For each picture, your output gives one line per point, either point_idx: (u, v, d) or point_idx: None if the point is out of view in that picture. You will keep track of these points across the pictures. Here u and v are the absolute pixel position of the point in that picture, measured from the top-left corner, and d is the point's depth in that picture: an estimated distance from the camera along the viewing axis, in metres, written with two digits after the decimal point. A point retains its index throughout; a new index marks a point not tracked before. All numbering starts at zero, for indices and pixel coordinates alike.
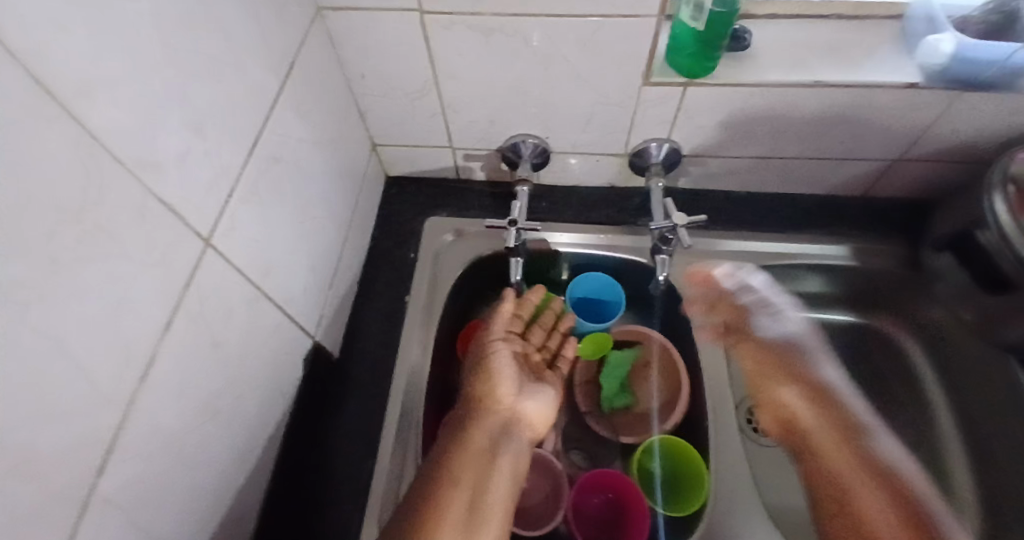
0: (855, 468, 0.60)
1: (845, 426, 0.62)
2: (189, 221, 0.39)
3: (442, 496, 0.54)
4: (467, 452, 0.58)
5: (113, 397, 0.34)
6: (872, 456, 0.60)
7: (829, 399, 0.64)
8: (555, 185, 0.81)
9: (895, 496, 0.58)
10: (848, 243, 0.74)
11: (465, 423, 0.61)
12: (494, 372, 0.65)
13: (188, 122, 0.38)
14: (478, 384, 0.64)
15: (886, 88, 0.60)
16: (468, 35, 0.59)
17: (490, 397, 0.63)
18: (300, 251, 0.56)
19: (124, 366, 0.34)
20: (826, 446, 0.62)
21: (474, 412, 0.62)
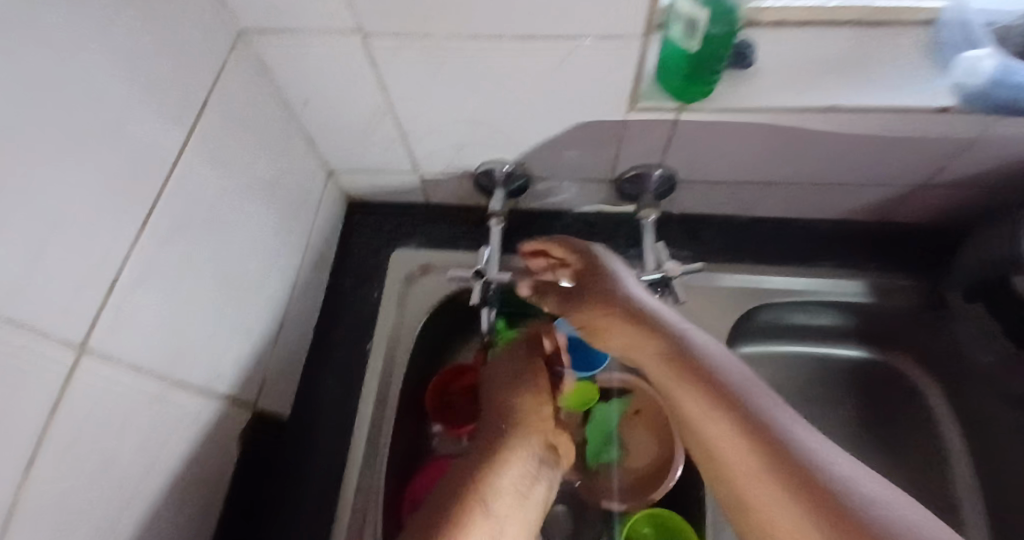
0: (682, 389, 0.47)
1: (671, 338, 0.49)
2: (59, 337, 0.31)
3: (478, 507, 0.48)
4: (514, 458, 0.53)
5: None
6: (728, 384, 0.46)
7: (674, 361, 0.48)
8: (535, 211, 0.73)
9: (739, 425, 0.43)
10: (863, 277, 0.66)
11: (496, 453, 0.53)
12: (524, 406, 0.57)
13: (43, 216, 0.30)
14: (513, 417, 0.57)
15: (912, 111, 0.51)
16: (422, 59, 0.50)
17: (527, 412, 0.57)
18: (228, 317, 0.48)
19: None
20: (677, 396, 0.47)
21: (506, 428, 0.55)
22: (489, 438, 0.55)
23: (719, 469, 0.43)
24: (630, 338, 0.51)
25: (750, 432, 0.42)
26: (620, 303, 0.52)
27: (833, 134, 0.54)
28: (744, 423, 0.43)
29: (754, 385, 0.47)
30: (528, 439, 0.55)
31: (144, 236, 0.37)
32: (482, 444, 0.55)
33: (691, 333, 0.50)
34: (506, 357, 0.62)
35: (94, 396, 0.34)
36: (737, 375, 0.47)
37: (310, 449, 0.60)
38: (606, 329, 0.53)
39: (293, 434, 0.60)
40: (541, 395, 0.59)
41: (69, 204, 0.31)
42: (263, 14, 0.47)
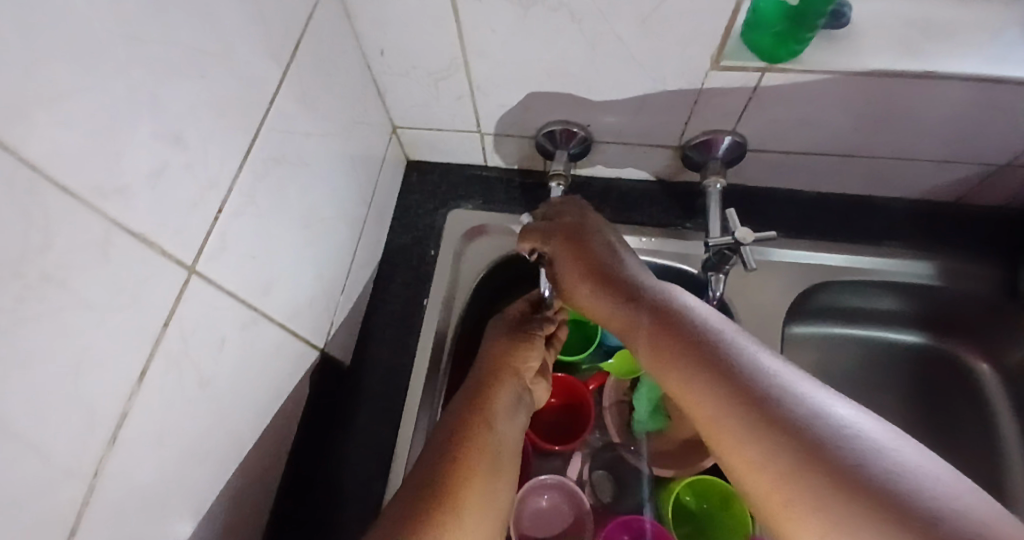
0: (668, 361, 0.41)
1: (662, 308, 0.44)
2: (166, 249, 0.32)
3: (473, 446, 0.49)
4: (499, 402, 0.55)
5: (76, 470, 0.28)
6: (716, 346, 0.39)
7: (659, 314, 0.44)
8: (594, 177, 0.73)
9: (720, 382, 0.37)
10: (932, 261, 0.65)
11: (488, 394, 0.55)
12: (508, 357, 0.58)
13: (163, 131, 0.31)
14: (497, 364, 0.58)
15: (1010, 83, 0.50)
16: (503, 8, 0.50)
17: (512, 366, 0.58)
18: (305, 257, 0.49)
19: (86, 432, 0.28)
20: (659, 363, 0.42)
21: (497, 377, 0.57)
22: (479, 381, 0.56)
23: (766, 438, 0.33)
24: (620, 311, 0.48)
25: (736, 391, 0.36)
26: (593, 264, 0.52)
27: (917, 105, 0.54)
28: (732, 387, 0.36)
29: (752, 349, 0.39)
30: (509, 387, 0.56)
31: (242, 166, 0.38)
32: (472, 387, 0.56)
33: (686, 301, 0.45)
34: (507, 324, 0.63)
35: (198, 316, 0.35)
36: (711, 325, 0.41)
37: (368, 397, 0.61)
38: (595, 290, 0.51)
39: (352, 382, 0.62)
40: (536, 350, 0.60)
41: (184, 123, 0.32)
42: None
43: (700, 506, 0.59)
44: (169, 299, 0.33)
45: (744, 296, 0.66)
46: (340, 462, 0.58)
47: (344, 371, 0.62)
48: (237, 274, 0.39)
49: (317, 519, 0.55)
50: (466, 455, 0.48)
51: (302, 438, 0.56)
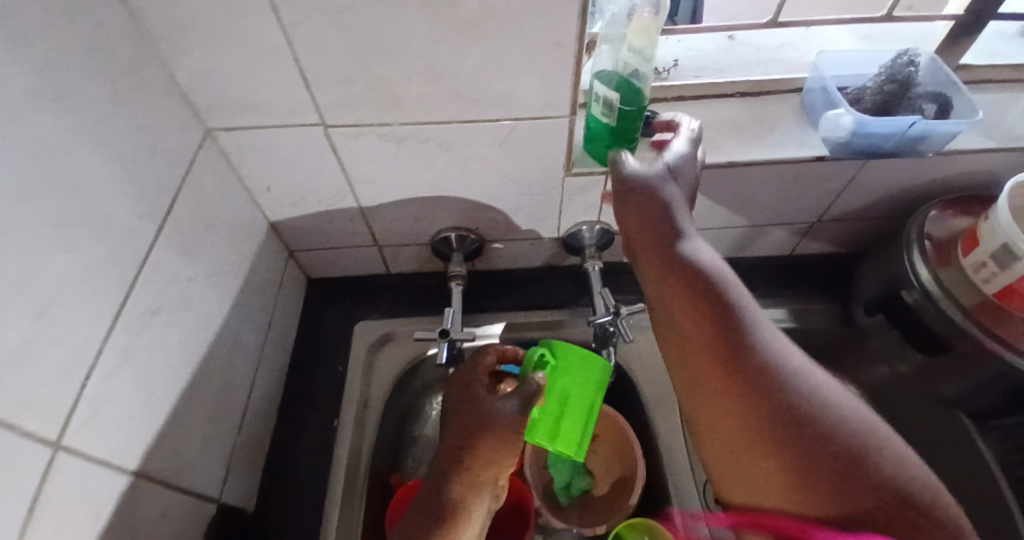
0: (697, 320, 0.43)
1: (684, 280, 0.45)
2: (31, 429, 0.32)
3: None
4: (471, 499, 0.52)
5: None
6: (789, 390, 0.38)
7: (721, 313, 0.42)
8: (489, 271, 0.78)
9: (731, 385, 0.40)
10: (782, 307, 0.74)
11: (459, 495, 0.52)
12: (479, 456, 0.53)
13: (30, 313, 0.32)
14: (468, 460, 0.53)
15: (799, 162, 0.61)
16: (377, 144, 0.56)
17: (481, 462, 0.54)
18: (196, 400, 0.49)
19: None
20: (734, 412, 0.39)
21: (470, 475, 0.53)
22: (448, 479, 0.53)
23: (798, 485, 0.36)
24: (683, 283, 0.45)
25: (807, 449, 0.36)
26: (647, 223, 0.49)
27: (736, 185, 0.64)
28: (802, 432, 0.37)
29: (865, 430, 0.37)
30: (485, 466, 0.54)
31: (114, 323, 0.39)
32: (438, 483, 0.53)
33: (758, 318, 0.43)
34: (468, 382, 0.57)
35: (68, 491, 0.35)
36: (772, 343, 0.41)
37: (281, 537, 0.60)
38: (641, 231, 0.49)
39: (268, 521, 0.61)
40: (504, 424, 0.54)
41: (53, 302, 0.34)
42: (231, 116, 0.51)
43: None
44: (34, 480, 0.32)
45: (637, 365, 0.71)
46: None
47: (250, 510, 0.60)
48: (111, 438, 0.39)
49: None
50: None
51: None
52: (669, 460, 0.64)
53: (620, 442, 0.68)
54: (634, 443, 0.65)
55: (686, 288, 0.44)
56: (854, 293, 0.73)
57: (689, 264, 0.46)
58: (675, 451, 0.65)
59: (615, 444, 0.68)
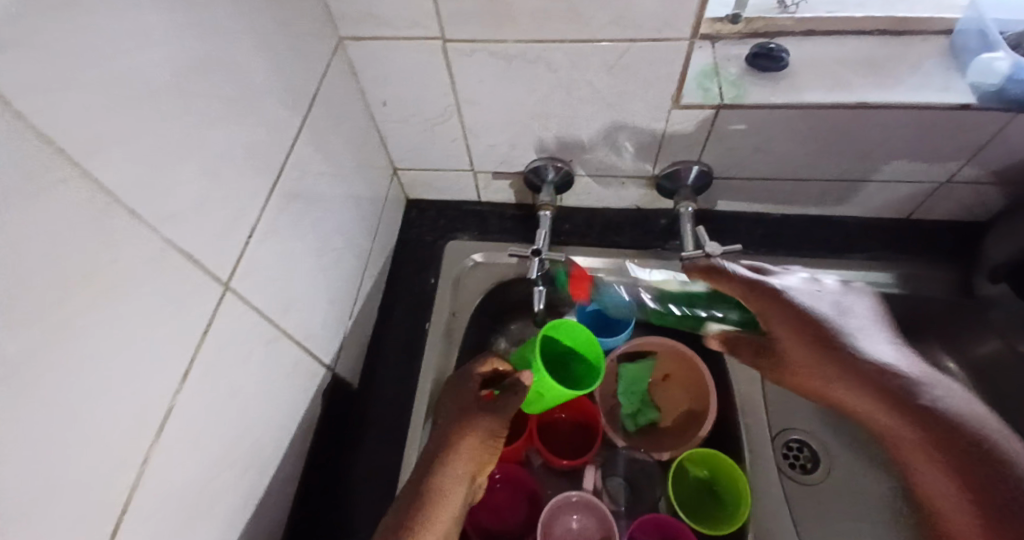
0: (863, 398, 0.44)
1: (831, 360, 0.45)
2: (207, 268, 0.37)
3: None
4: (443, 496, 0.53)
5: (131, 455, 0.31)
6: (920, 398, 0.43)
7: (881, 387, 0.44)
8: (578, 208, 0.79)
9: (922, 442, 0.43)
10: (889, 270, 0.70)
11: (436, 490, 0.53)
12: (459, 459, 0.55)
13: (206, 169, 0.37)
14: (446, 460, 0.55)
15: (936, 109, 0.56)
16: (489, 62, 0.57)
17: (459, 468, 0.55)
18: (318, 283, 0.55)
19: (140, 423, 0.32)
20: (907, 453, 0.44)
21: (447, 474, 0.54)
22: (425, 480, 0.54)
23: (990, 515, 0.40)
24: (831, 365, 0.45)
25: (954, 452, 0.42)
26: (790, 322, 0.46)
27: (859, 130, 0.60)
28: (942, 438, 0.42)
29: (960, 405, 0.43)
30: (468, 458, 0.56)
31: (265, 198, 0.44)
32: (416, 482, 0.54)
33: (870, 339, 0.46)
34: (459, 388, 0.61)
35: (230, 329, 0.40)
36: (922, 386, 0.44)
37: (376, 421, 0.65)
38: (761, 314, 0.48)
39: (362, 403, 0.66)
40: (483, 428, 0.57)
41: (223, 163, 0.38)
42: (361, 26, 0.55)
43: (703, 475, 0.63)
44: (208, 310, 0.37)
45: None
46: (351, 480, 0.62)
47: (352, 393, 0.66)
48: (260, 294, 0.44)
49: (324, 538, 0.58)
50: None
51: (314, 457, 0.59)
52: (745, 402, 0.66)
53: (692, 380, 0.68)
54: (708, 383, 0.65)
55: (801, 337, 0.46)
56: (978, 262, 0.68)
57: (803, 310, 0.46)
58: (753, 395, 0.66)
59: (686, 383, 0.69)
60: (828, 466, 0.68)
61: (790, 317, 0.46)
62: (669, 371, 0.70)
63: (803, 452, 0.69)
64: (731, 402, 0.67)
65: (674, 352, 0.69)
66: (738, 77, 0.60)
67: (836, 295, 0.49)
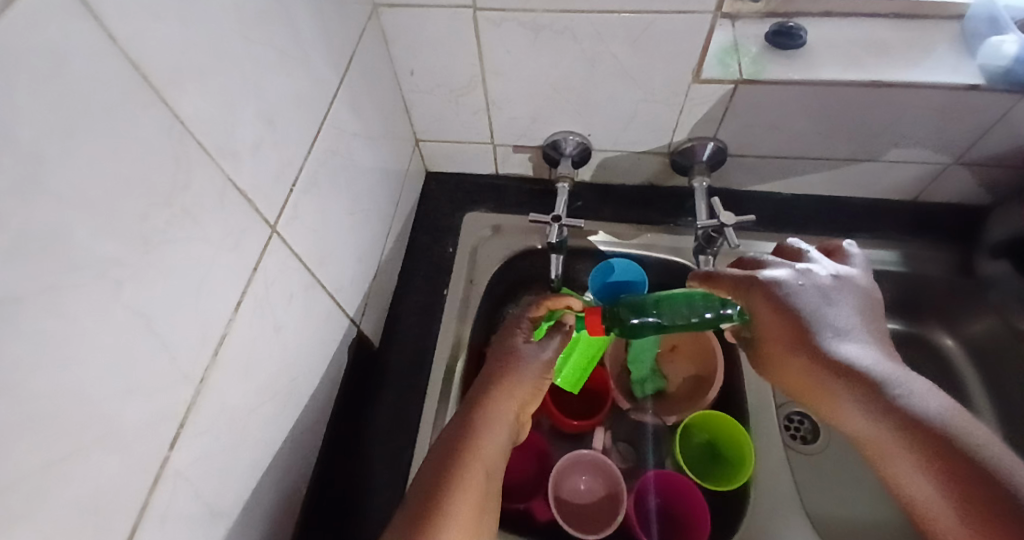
0: (848, 401, 0.46)
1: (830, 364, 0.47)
2: (259, 208, 0.39)
3: (462, 477, 0.48)
4: (488, 431, 0.52)
5: (190, 374, 0.33)
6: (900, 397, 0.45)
7: (870, 392, 0.45)
8: (594, 184, 0.82)
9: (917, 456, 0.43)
10: (894, 249, 0.73)
11: (485, 432, 0.52)
12: (507, 402, 0.55)
13: (262, 113, 0.39)
14: (494, 396, 0.55)
15: (945, 89, 0.58)
16: (518, 32, 0.59)
17: (506, 413, 0.55)
18: (348, 240, 0.57)
19: (200, 343, 0.34)
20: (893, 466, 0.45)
21: (492, 409, 0.54)
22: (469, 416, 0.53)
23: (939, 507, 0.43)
24: (797, 353, 0.49)
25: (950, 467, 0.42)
26: (765, 306, 0.49)
27: (873, 110, 0.62)
28: (925, 436, 0.43)
29: (938, 405, 0.44)
30: (514, 398, 0.56)
31: (309, 150, 0.46)
32: (460, 418, 0.54)
33: (853, 338, 0.48)
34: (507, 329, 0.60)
35: (276, 269, 0.42)
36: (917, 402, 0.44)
37: (396, 377, 0.67)
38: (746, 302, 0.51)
39: (382, 362, 0.68)
40: (534, 372, 0.58)
41: (276, 110, 0.40)
42: None
43: (704, 438, 0.66)
44: (257, 249, 0.39)
45: None
46: (370, 431, 0.63)
47: (374, 353, 0.68)
48: (301, 240, 0.46)
49: (347, 485, 0.60)
50: (467, 478, 0.48)
51: (340, 403, 0.61)
52: (751, 372, 0.68)
53: (700, 349, 0.71)
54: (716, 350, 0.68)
55: (785, 324, 0.49)
56: (980, 242, 0.71)
57: (787, 299, 0.49)
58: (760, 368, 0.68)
59: (693, 351, 0.71)
60: (830, 436, 0.70)
61: (774, 303, 0.49)
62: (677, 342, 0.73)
63: (805, 424, 0.72)
64: (736, 371, 0.69)
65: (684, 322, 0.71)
66: (757, 53, 0.62)
67: (828, 287, 0.51)
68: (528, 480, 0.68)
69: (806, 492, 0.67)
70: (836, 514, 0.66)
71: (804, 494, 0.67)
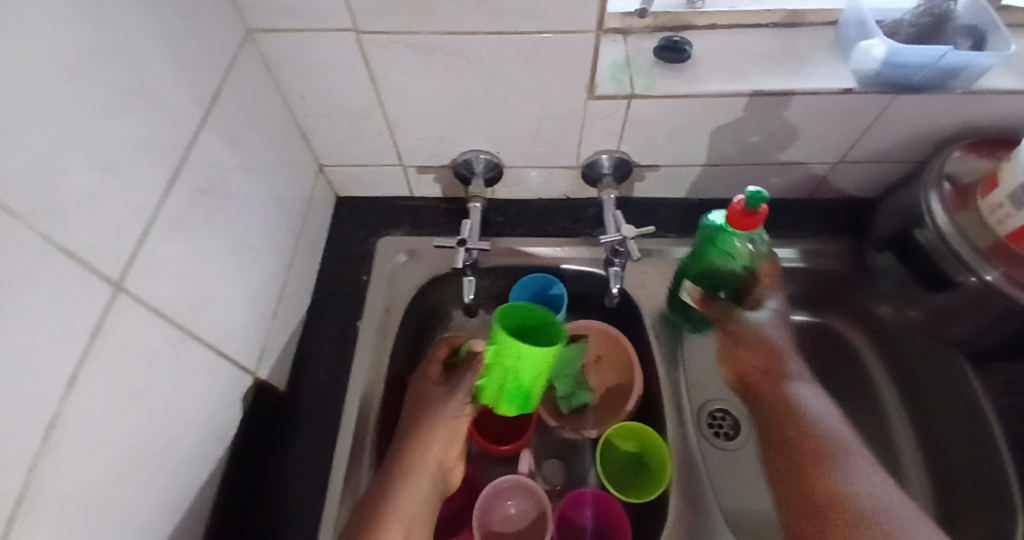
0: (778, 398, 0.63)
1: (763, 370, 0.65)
2: (97, 266, 0.36)
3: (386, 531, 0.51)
4: (406, 482, 0.55)
5: (16, 463, 0.30)
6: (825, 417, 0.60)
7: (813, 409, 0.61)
8: (508, 199, 0.81)
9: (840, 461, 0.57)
10: (795, 246, 0.75)
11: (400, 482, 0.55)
12: (425, 449, 0.57)
13: (97, 161, 0.35)
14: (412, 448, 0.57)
15: (822, 94, 0.61)
16: (407, 54, 0.58)
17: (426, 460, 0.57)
18: (235, 282, 0.53)
19: (23, 430, 0.30)
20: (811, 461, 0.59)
21: (414, 461, 0.56)
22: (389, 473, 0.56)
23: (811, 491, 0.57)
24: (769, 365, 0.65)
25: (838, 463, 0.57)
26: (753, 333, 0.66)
27: (761, 118, 0.64)
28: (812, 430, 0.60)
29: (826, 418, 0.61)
30: (430, 444, 0.57)
31: (168, 193, 0.43)
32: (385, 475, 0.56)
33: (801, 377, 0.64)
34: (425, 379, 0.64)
35: (128, 329, 0.39)
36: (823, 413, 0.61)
37: (308, 418, 0.64)
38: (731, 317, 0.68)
39: (293, 404, 0.65)
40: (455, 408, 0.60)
41: (116, 156, 0.37)
42: (270, 16, 0.54)
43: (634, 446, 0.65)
44: (96, 316, 0.36)
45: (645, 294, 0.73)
46: (281, 479, 0.60)
47: (282, 394, 0.65)
48: (164, 292, 0.42)
49: None
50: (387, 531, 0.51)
51: (240, 454, 0.58)
52: (667, 376, 0.68)
53: (622, 361, 0.70)
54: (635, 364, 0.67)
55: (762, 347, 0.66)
56: (868, 235, 0.74)
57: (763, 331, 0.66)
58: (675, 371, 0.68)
59: (617, 363, 0.71)
60: (749, 432, 0.72)
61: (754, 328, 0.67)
62: (600, 353, 0.72)
63: (727, 421, 0.73)
64: (654, 379, 0.70)
65: (605, 334, 0.71)
66: (647, 68, 0.63)
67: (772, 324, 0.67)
68: (452, 510, 0.66)
69: (723, 491, 0.68)
70: (758, 509, 0.67)
71: (725, 494, 0.68)
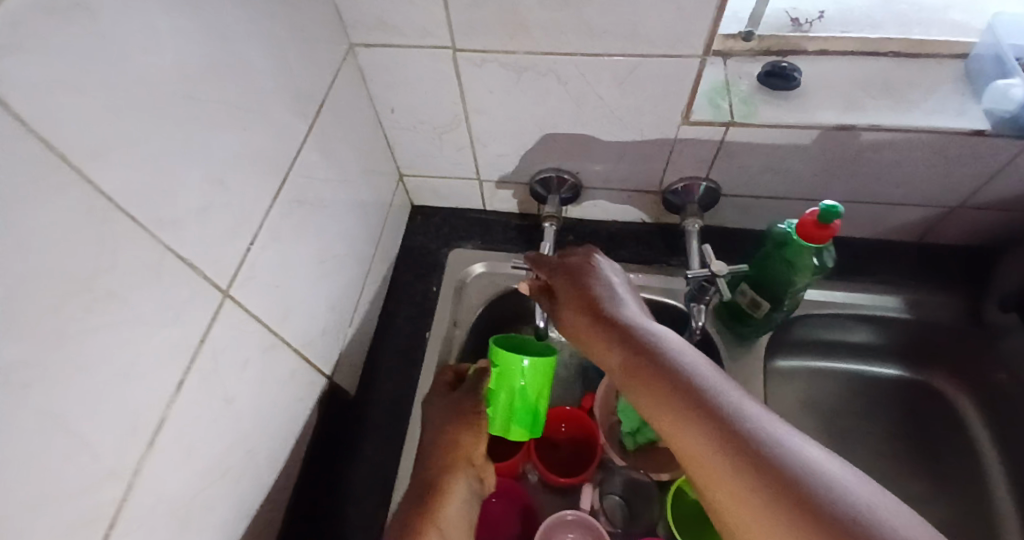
0: None
1: None
2: (206, 275, 0.37)
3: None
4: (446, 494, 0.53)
5: (118, 468, 0.31)
6: None
7: None
8: (584, 220, 0.79)
9: None
10: (898, 295, 0.69)
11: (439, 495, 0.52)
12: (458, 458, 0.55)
13: (210, 173, 0.36)
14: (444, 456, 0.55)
15: (948, 134, 0.55)
16: (500, 72, 0.57)
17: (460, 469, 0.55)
18: (319, 290, 0.54)
19: (128, 435, 0.31)
20: None
21: (445, 466, 0.54)
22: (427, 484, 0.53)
23: None
24: None
25: None
26: None
27: (872, 154, 0.59)
28: None
29: None
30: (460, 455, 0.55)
31: (271, 205, 0.44)
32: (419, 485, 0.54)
33: None
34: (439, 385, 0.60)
35: (227, 336, 0.39)
36: None
37: (373, 428, 0.64)
38: None
39: (360, 412, 0.65)
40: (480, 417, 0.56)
41: (228, 169, 0.38)
42: (370, 31, 0.55)
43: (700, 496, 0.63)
44: (204, 321, 0.37)
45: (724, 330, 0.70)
46: (343, 486, 0.61)
47: (350, 401, 0.65)
48: (259, 301, 0.43)
49: None
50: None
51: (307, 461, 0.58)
52: None
53: None
54: None
55: None
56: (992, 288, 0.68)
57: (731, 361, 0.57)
58: None
59: None
60: None
61: None
62: None
63: None
64: None
65: None
66: (748, 96, 0.60)
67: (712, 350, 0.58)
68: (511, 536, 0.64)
69: None
70: None
71: None
